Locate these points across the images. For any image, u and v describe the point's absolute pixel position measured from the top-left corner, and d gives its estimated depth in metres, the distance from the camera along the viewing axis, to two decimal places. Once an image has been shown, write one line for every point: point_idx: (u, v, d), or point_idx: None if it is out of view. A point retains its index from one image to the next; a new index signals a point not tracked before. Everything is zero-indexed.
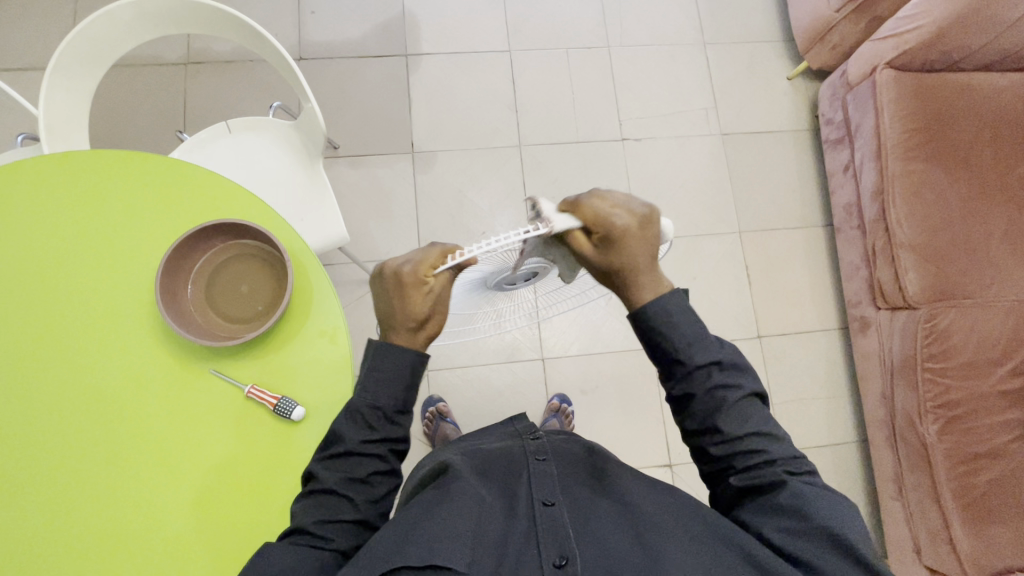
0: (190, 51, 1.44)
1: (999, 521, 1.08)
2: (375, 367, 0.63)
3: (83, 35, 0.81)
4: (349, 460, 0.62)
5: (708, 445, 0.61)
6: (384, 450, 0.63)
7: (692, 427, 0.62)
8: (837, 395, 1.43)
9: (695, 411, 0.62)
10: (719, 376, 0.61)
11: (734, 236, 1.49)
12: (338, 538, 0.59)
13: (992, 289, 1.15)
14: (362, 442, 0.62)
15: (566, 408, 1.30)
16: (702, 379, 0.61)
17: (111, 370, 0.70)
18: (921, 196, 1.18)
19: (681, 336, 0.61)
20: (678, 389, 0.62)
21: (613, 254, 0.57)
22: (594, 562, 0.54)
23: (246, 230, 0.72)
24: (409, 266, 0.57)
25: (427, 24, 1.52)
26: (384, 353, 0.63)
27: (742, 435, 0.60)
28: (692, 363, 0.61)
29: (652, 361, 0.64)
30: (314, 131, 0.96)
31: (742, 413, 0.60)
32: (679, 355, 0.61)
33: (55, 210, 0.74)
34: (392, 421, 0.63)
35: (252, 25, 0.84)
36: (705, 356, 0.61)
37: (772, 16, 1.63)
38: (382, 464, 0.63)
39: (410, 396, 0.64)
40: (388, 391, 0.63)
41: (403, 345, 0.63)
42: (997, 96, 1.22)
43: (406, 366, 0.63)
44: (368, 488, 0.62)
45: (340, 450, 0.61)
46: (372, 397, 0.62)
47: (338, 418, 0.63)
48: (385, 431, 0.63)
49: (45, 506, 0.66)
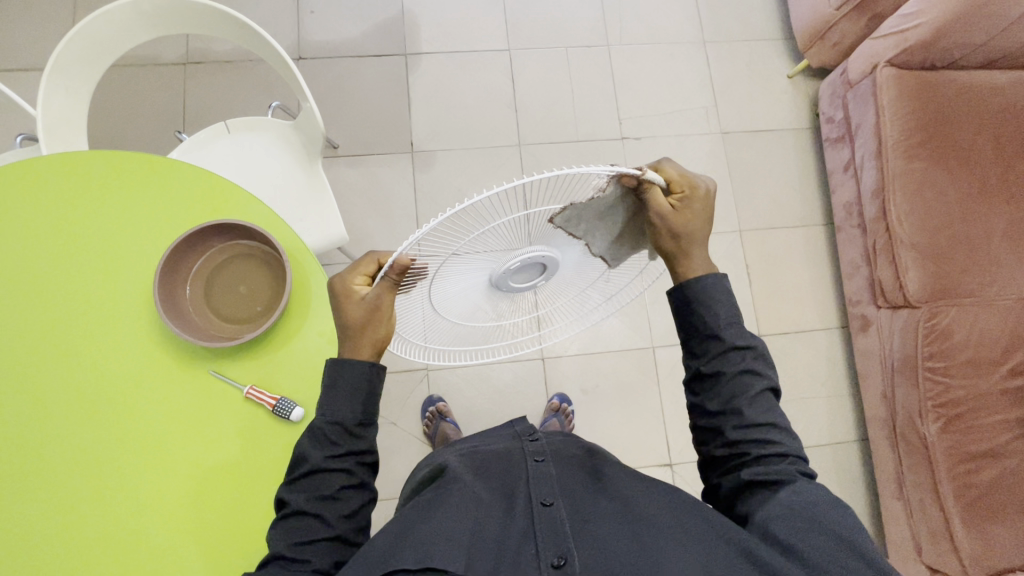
0: (190, 51, 1.44)
1: (1000, 520, 1.08)
2: (330, 383, 0.62)
3: (81, 35, 0.81)
4: (316, 479, 0.60)
5: (728, 426, 0.62)
6: (351, 463, 0.61)
7: (714, 406, 0.64)
8: (837, 395, 1.43)
9: (722, 389, 0.64)
10: (752, 362, 0.64)
11: (734, 235, 1.49)
12: (315, 558, 0.57)
13: (992, 287, 1.15)
14: (325, 459, 0.60)
15: (566, 407, 1.30)
16: (735, 359, 0.64)
17: (109, 371, 0.70)
18: (922, 194, 1.18)
19: (723, 314, 0.65)
20: (708, 366, 0.65)
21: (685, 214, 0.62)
22: (593, 562, 0.54)
23: (247, 231, 0.72)
24: (339, 276, 0.63)
25: (427, 23, 1.52)
26: (338, 368, 0.62)
27: (761, 422, 0.62)
28: (729, 342, 0.64)
29: (686, 336, 0.67)
30: (313, 132, 0.96)
31: (764, 402, 0.63)
32: (718, 332, 0.64)
33: (55, 209, 0.74)
34: (353, 434, 0.62)
35: (250, 25, 0.83)
36: (741, 339, 0.65)
37: (772, 13, 1.63)
38: (349, 478, 0.61)
39: (370, 407, 0.63)
40: (347, 404, 0.62)
41: (355, 357, 0.63)
42: (998, 94, 1.21)
43: (361, 378, 0.62)
44: (339, 504, 0.60)
45: (303, 471, 0.60)
46: (330, 412, 0.62)
47: (301, 439, 0.62)
48: (348, 444, 0.61)
49: (43, 507, 0.66)
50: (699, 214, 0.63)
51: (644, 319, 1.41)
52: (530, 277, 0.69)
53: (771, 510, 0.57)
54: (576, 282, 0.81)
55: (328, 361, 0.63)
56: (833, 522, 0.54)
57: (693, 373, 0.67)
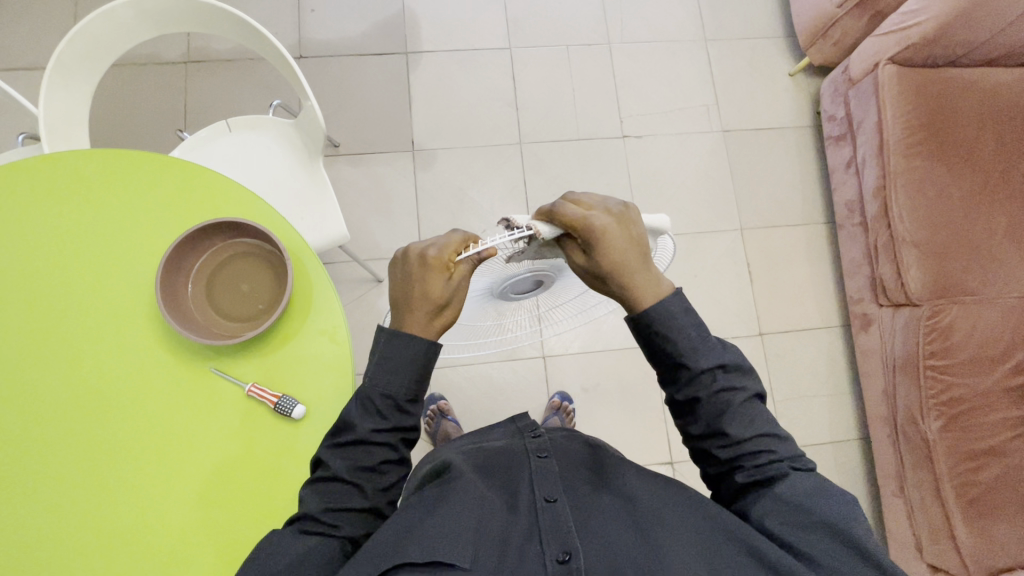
0: (191, 51, 1.44)
1: (1001, 518, 1.08)
2: (386, 355, 0.61)
3: (83, 34, 0.81)
4: (359, 449, 0.61)
5: (714, 447, 0.62)
6: (395, 439, 0.63)
7: (697, 430, 0.63)
8: (838, 393, 1.43)
9: (701, 414, 0.62)
10: (725, 379, 0.62)
11: (735, 233, 1.49)
12: (345, 525, 0.59)
13: (994, 285, 1.14)
14: (373, 431, 0.61)
15: (567, 405, 1.30)
16: (707, 382, 0.61)
17: (111, 371, 0.70)
18: (923, 192, 1.18)
19: (684, 339, 0.62)
20: (682, 394, 0.63)
21: (598, 254, 0.57)
22: (596, 559, 0.54)
23: (247, 229, 0.72)
24: (434, 249, 0.58)
25: (427, 22, 1.52)
26: (395, 341, 0.61)
27: (747, 437, 0.60)
28: (697, 368, 0.61)
29: (654, 363, 0.65)
30: (313, 131, 0.96)
31: (746, 414, 0.61)
32: (682, 359, 0.62)
33: (57, 210, 0.74)
34: (402, 409, 0.63)
35: (252, 24, 0.83)
36: (710, 359, 0.62)
37: (773, 11, 1.62)
38: (391, 453, 0.62)
39: (420, 386, 0.63)
40: (399, 380, 0.62)
41: (413, 332, 0.61)
42: (1000, 92, 1.21)
43: (418, 354, 0.62)
44: (377, 477, 0.62)
45: (350, 438, 0.61)
46: (383, 385, 0.62)
47: (349, 405, 0.63)
48: (395, 420, 0.62)
49: (46, 505, 0.67)
50: (614, 245, 0.57)
51: None
52: (526, 280, 0.72)
53: (769, 507, 0.57)
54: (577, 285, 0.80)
55: (384, 331, 0.62)
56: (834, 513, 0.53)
57: (671, 399, 0.65)
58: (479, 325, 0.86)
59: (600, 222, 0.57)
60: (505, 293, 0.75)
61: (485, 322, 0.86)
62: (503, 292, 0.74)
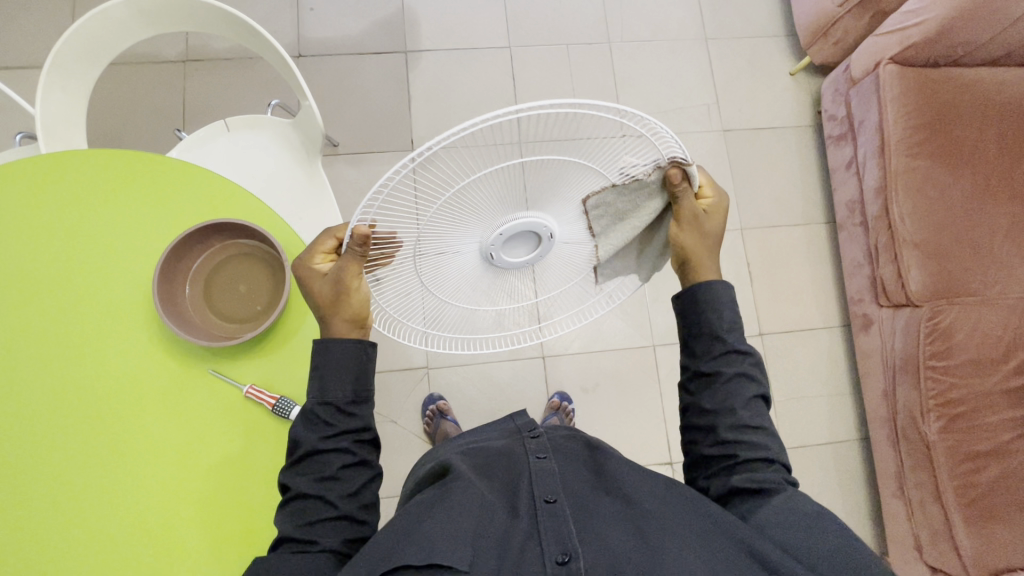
0: (189, 48, 1.43)
1: (1001, 519, 1.08)
2: (318, 365, 0.64)
3: (80, 33, 0.81)
4: (316, 461, 0.62)
5: (720, 425, 0.64)
6: (349, 442, 0.63)
7: (710, 404, 0.66)
8: (837, 393, 1.43)
9: (717, 390, 0.66)
10: (750, 367, 0.67)
11: (735, 233, 1.49)
12: (322, 538, 0.58)
13: (994, 286, 1.14)
14: (321, 440, 0.62)
15: (566, 405, 1.29)
16: (734, 362, 0.67)
17: (110, 374, 0.70)
18: (924, 192, 1.17)
19: (728, 318, 0.68)
20: (708, 365, 0.67)
21: (711, 222, 0.68)
22: (596, 562, 0.53)
23: (245, 230, 0.71)
24: (300, 262, 0.66)
25: (426, 21, 1.51)
26: (328, 350, 0.64)
27: (752, 426, 0.64)
28: (731, 345, 0.67)
29: (686, 333, 0.70)
30: (312, 131, 0.96)
31: (757, 406, 0.65)
32: (720, 333, 0.67)
33: (55, 210, 0.74)
34: (345, 412, 0.64)
35: (251, 24, 0.83)
36: (741, 345, 0.68)
37: (774, 10, 1.62)
38: (347, 457, 0.62)
39: (361, 386, 0.65)
40: (338, 383, 0.64)
41: (340, 337, 0.65)
42: (1002, 91, 1.20)
43: (350, 357, 0.65)
44: (339, 484, 0.61)
45: (300, 454, 0.61)
46: (320, 393, 0.63)
47: (295, 425, 0.63)
48: (342, 424, 0.63)
49: (44, 506, 0.67)
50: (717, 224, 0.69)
51: (644, 317, 1.41)
52: (520, 242, 0.65)
53: (769, 516, 0.57)
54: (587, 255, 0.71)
55: (316, 343, 0.64)
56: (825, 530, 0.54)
57: (693, 372, 0.69)
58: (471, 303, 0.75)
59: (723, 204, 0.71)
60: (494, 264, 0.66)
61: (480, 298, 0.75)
62: (492, 259, 0.65)
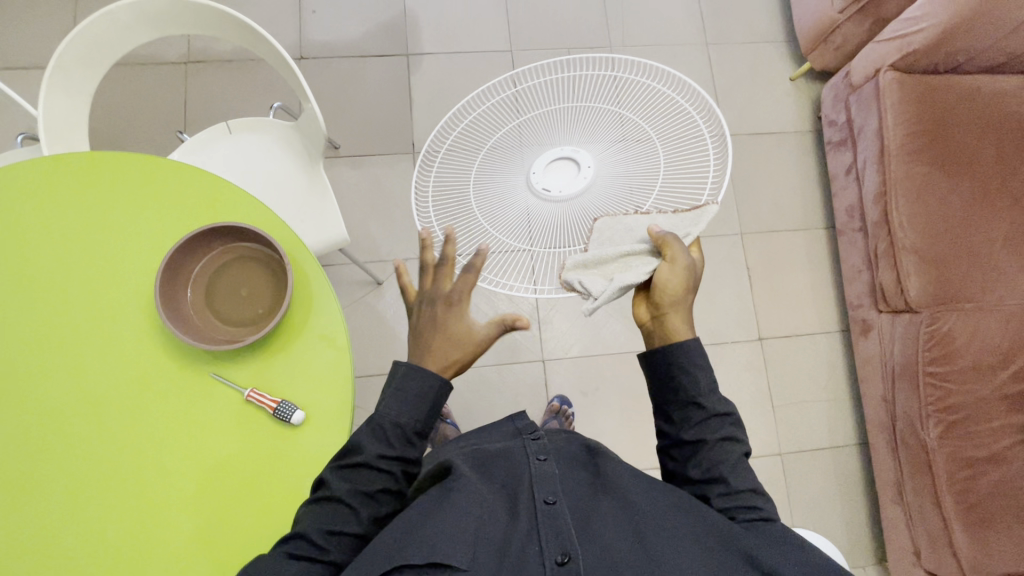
0: (191, 50, 1.44)
1: (1000, 526, 1.08)
2: (402, 387, 0.63)
3: (84, 35, 0.81)
4: (362, 473, 0.61)
5: (713, 495, 0.63)
6: (398, 468, 0.63)
7: (697, 474, 0.65)
8: (837, 398, 1.43)
9: (702, 458, 0.65)
10: (729, 429, 0.66)
11: (735, 238, 1.49)
12: (334, 550, 0.58)
13: (994, 293, 1.14)
14: (378, 457, 0.62)
15: (566, 410, 1.26)
16: (716, 427, 0.66)
17: (111, 376, 0.70)
18: (924, 199, 1.18)
19: (703, 382, 0.67)
20: (690, 435, 0.66)
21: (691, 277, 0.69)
22: (595, 561, 0.54)
23: (247, 233, 0.71)
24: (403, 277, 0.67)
25: (427, 23, 1.51)
26: (413, 374, 0.63)
27: (743, 489, 0.62)
28: (710, 410, 0.66)
29: (665, 402, 0.69)
30: (313, 133, 0.96)
31: (744, 467, 0.65)
32: (698, 399, 0.66)
33: (58, 211, 0.74)
34: (409, 441, 0.64)
35: (253, 26, 0.83)
36: (720, 406, 0.67)
37: (774, 15, 1.62)
38: (391, 483, 0.62)
39: (428, 419, 0.65)
40: (412, 411, 0.63)
41: (426, 369, 0.63)
42: (1002, 99, 1.21)
43: (432, 392, 0.63)
44: (373, 504, 0.61)
45: (357, 460, 0.61)
46: (395, 414, 0.63)
47: (360, 429, 0.63)
48: (401, 450, 0.63)
49: (42, 506, 0.66)
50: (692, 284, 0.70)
51: None
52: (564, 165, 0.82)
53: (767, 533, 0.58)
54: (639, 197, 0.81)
55: (398, 364, 0.63)
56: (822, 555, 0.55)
57: (675, 440, 0.68)
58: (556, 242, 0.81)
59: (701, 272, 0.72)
60: (547, 189, 0.80)
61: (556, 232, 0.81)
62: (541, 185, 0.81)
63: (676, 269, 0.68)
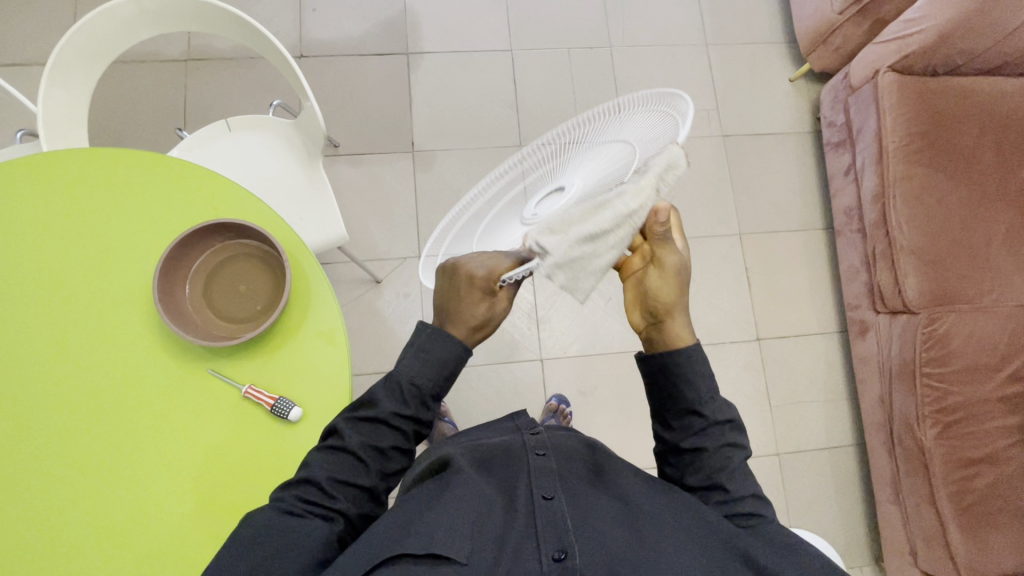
0: (191, 48, 1.44)
1: (995, 526, 1.08)
2: (425, 348, 0.64)
3: (83, 32, 0.81)
4: (375, 428, 0.63)
5: (711, 502, 0.62)
6: (410, 428, 0.64)
7: (696, 481, 0.64)
8: (835, 398, 1.43)
9: (702, 465, 0.63)
10: (731, 436, 0.65)
11: (734, 238, 1.49)
12: (341, 498, 0.60)
13: (991, 294, 1.15)
14: (393, 414, 0.63)
15: (565, 409, 1.26)
16: (717, 433, 0.64)
17: (109, 372, 0.70)
18: (922, 200, 1.18)
19: (704, 389, 0.65)
20: (689, 442, 0.65)
21: (680, 271, 0.64)
22: (594, 558, 0.54)
23: (245, 230, 0.72)
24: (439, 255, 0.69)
25: (428, 23, 1.52)
26: (435, 336, 0.64)
27: (744, 496, 0.62)
28: (711, 417, 0.64)
29: (663, 407, 0.67)
30: (313, 131, 0.96)
31: (744, 472, 0.63)
32: (699, 408, 0.64)
33: (59, 206, 0.74)
34: (423, 404, 0.65)
35: (253, 23, 0.83)
36: (721, 412, 0.65)
37: (775, 16, 1.63)
38: (401, 440, 0.64)
39: (445, 385, 0.66)
40: (430, 375, 0.64)
41: (451, 333, 0.64)
42: (1000, 101, 1.21)
43: (451, 358, 0.64)
44: (384, 459, 0.63)
45: (372, 414, 0.62)
46: (413, 374, 0.64)
47: (377, 384, 0.65)
48: (416, 410, 0.64)
49: (38, 501, 0.66)
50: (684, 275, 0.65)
51: None
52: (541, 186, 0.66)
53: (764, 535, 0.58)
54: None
55: (423, 323, 0.65)
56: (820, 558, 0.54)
57: (672, 446, 0.67)
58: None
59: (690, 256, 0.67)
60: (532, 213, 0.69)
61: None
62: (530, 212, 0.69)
63: (665, 273, 0.64)
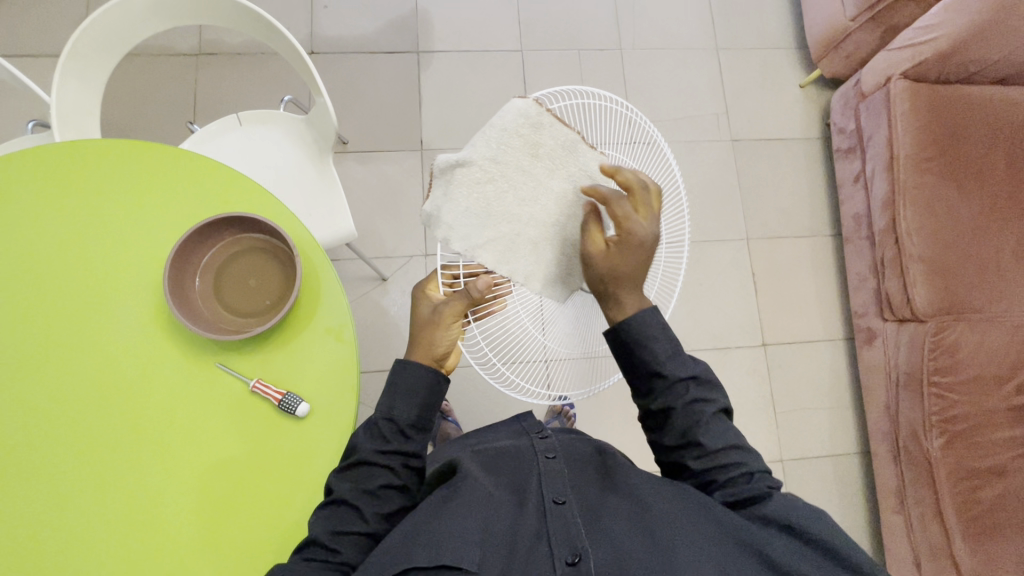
0: (202, 42, 1.44)
1: (1002, 538, 1.07)
2: (394, 383, 0.68)
3: (97, 23, 0.81)
4: (361, 470, 0.64)
5: (689, 458, 0.65)
6: (398, 463, 0.65)
7: (672, 441, 0.66)
8: (840, 406, 1.43)
9: (675, 425, 0.66)
10: (696, 391, 0.66)
11: (741, 243, 1.49)
12: (345, 550, 0.60)
13: (1000, 304, 1.14)
14: (376, 452, 0.65)
15: (569, 411, 1.25)
16: (680, 392, 0.66)
17: (117, 366, 0.70)
18: (932, 208, 1.18)
19: (662, 350, 0.66)
20: (657, 404, 0.66)
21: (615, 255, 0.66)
22: (608, 561, 0.53)
23: (255, 223, 0.71)
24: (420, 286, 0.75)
25: (439, 22, 1.52)
26: (405, 371, 0.68)
27: (719, 448, 0.64)
28: (672, 376, 0.66)
29: (631, 376, 0.69)
30: (325, 127, 0.96)
31: (718, 425, 0.65)
32: (660, 368, 0.66)
33: (68, 199, 0.74)
34: (406, 433, 0.66)
35: (266, 17, 0.83)
36: (683, 370, 0.67)
37: (786, 22, 1.62)
38: (393, 477, 0.65)
39: (425, 413, 0.68)
40: (406, 404, 0.67)
41: (419, 363, 0.68)
42: (1012, 111, 1.21)
43: (424, 381, 0.68)
44: (378, 501, 0.63)
45: (354, 460, 0.64)
46: (387, 409, 0.67)
47: (357, 432, 0.67)
48: (398, 443, 0.66)
49: (44, 496, 0.66)
50: (626, 258, 0.65)
51: None
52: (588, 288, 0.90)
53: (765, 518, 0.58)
54: (545, 177, 0.70)
55: (396, 361, 0.68)
56: (825, 533, 0.54)
57: (646, 412, 0.68)
58: (489, 254, 0.68)
59: (638, 235, 0.64)
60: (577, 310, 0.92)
61: (505, 253, 0.69)
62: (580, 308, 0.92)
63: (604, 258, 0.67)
